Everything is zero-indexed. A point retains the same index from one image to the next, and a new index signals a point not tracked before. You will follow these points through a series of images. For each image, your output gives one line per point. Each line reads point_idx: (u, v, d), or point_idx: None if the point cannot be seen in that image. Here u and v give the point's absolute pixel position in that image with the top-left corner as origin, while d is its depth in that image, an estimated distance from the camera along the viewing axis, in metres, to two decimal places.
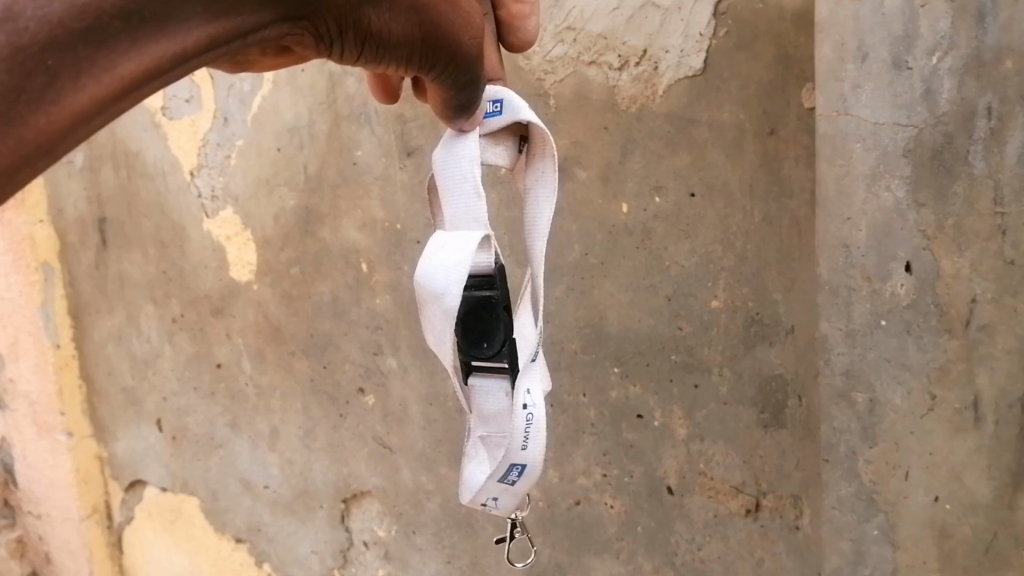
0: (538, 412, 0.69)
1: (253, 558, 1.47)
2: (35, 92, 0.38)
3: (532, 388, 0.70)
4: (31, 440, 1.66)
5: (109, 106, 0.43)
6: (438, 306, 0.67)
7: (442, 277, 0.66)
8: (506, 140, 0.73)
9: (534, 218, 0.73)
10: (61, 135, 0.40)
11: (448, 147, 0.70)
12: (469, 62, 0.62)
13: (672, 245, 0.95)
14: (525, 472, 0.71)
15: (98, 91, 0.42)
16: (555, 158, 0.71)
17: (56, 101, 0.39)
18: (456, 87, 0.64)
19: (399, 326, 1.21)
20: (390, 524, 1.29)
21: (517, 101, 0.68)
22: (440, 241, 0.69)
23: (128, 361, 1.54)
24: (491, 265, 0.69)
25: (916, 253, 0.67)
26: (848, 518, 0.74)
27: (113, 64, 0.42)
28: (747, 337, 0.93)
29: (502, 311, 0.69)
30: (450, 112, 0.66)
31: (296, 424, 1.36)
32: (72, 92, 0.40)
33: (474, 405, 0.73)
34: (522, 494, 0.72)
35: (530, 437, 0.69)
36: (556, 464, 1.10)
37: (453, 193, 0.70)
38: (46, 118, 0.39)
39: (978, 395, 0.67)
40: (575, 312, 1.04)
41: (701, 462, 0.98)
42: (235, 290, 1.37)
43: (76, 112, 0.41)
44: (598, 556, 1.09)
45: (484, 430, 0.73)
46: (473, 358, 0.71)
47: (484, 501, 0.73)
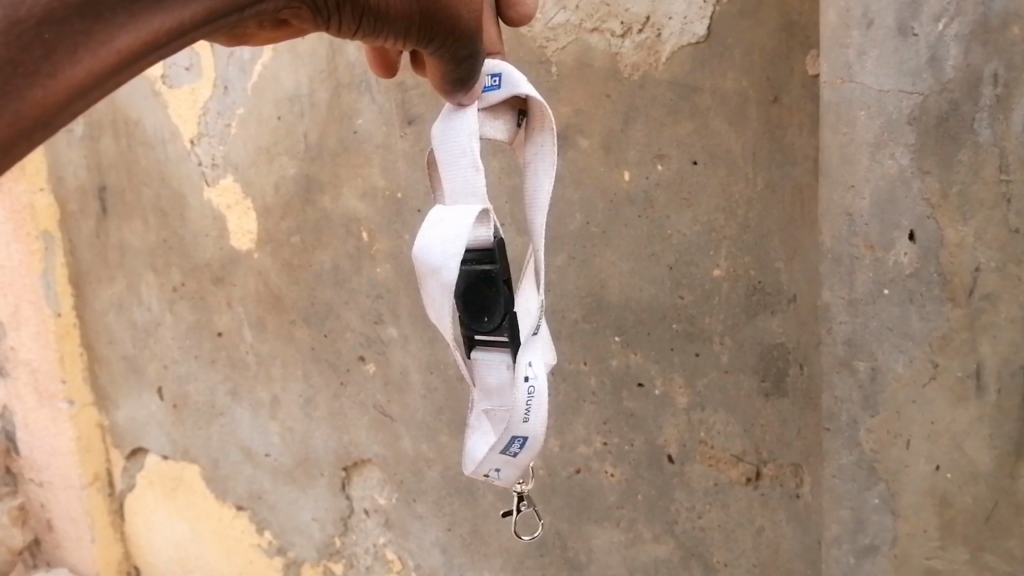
0: (540, 385, 0.69)
1: (254, 525, 1.48)
2: (33, 66, 0.38)
3: (534, 361, 0.70)
4: (33, 408, 1.66)
5: (105, 81, 0.42)
6: (436, 281, 0.67)
7: (440, 251, 0.66)
8: (505, 114, 0.73)
9: (534, 192, 0.73)
10: (58, 110, 0.39)
11: (447, 121, 0.69)
12: (468, 37, 0.60)
13: (674, 213, 0.95)
14: (528, 444, 0.70)
15: (94, 66, 0.41)
16: (554, 132, 0.71)
17: (53, 74, 0.39)
18: (455, 61, 0.62)
19: (399, 295, 1.20)
20: (391, 492, 1.30)
21: (517, 76, 0.68)
22: (438, 214, 0.69)
23: (128, 330, 1.54)
24: (490, 238, 0.69)
25: (920, 221, 0.67)
26: (849, 486, 0.74)
27: (110, 37, 0.42)
28: (749, 306, 0.92)
29: (502, 284, 0.69)
30: (448, 86, 0.65)
31: (296, 392, 1.36)
32: (70, 66, 0.40)
33: (477, 379, 0.73)
34: (525, 466, 0.72)
35: (532, 409, 0.69)
36: (557, 432, 1.10)
37: (451, 167, 0.70)
38: (43, 91, 0.38)
39: (981, 363, 0.67)
40: (576, 281, 1.03)
41: (701, 430, 0.99)
42: (235, 258, 1.37)
43: (74, 86, 0.40)
44: (598, 524, 1.09)
45: (488, 403, 0.72)
46: (475, 332, 0.71)
47: (486, 473, 0.72)
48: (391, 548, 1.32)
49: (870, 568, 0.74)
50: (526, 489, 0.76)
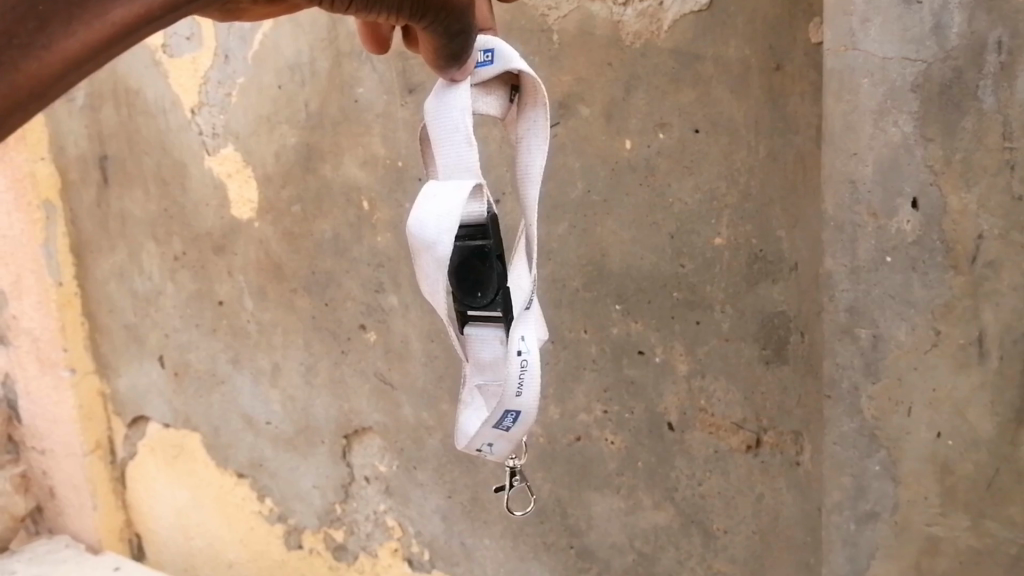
0: (533, 358, 0.69)
1: (255, 493, 1.49)
2: (27, 37, 0.36)
3: (527, 335, 0.70)
4: (34, 376, 1.66)
5: (103, 57, 0.39)
6: (431, 255, 0.67)
7: (434, 225, 0.67)
8: (498, 90, 0.73)
9: (526, 165, 0.73)
10: (53, 85, 0.37)
11: (440, 97, 0.70)
12: (460, 12, 0.59)
13: (675, 181, 0.95)
14: (521, 418, 0.71)
15: (90, 37, 0.38)
16: (547, 107, 0.71)
17: (47, 46, 0.36)
18: (448, 36, 0.61)
19: (400, 264, 1.20)
20: (391, 460, 1.31)
21: (508, 51, 0.68)
22: (432, 189, 0.69)
23: (129, 299, 1.54)
24: (483, 213, 0.70)
25: (922, 188, 0.67)
26: (849, 453, 0.75)
27: (104, 9, 0.39)
28: (750, 274, 0.92)
29: (495, 259, 0.69)
30: (441, 62, 0.64)
31: (297, 360, 1.36)
32: (64, 37, 0.37)
33: (471, 354, 0.74)
34: (518, 440, 0.73)
35: (526, 379, 0.69)
36: (557, 400, 1.11)
37: (445, 143, 0.70)
38: (37, 62, 0.36)
39: (983, 330, 0.67)
40: (578, 250, 1.03)
41: (701, 398, 0.99)
42: (236, 227, 1.37)
43: (70, 59, 0.37)
44: (598, 491, 1.10)
45: (481, 378, 0.73)
46: (467, 307, 0.71)
47: (479, 447, 0.74)
48: (392, 515, 1.33)
49: (871, 535, 0.75)
50: (519, 465, 0.77)
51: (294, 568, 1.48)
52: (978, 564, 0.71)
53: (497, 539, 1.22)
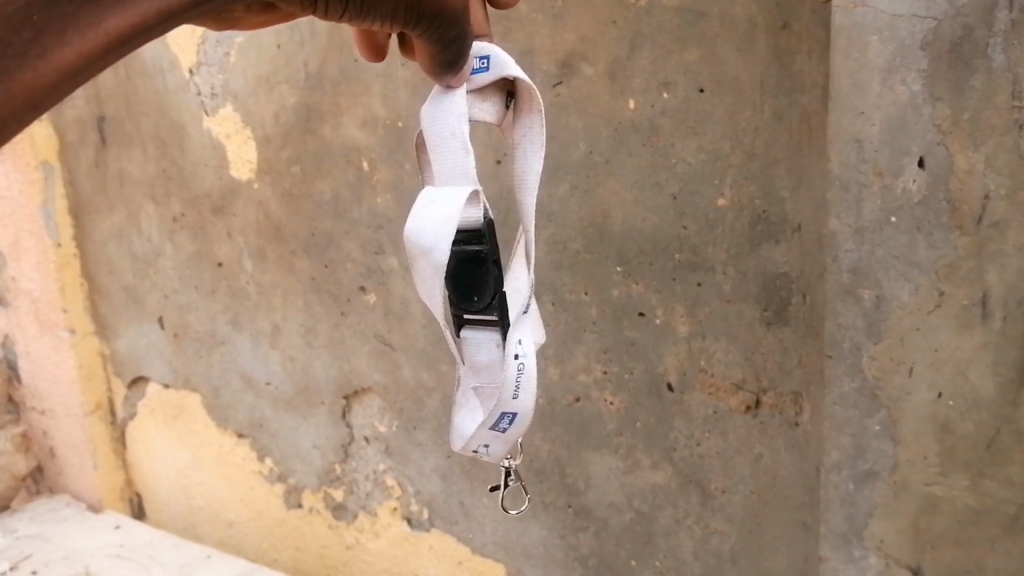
0: (530, 361, 0.70)
1: (255, 453, 1.50)
2: (20, 47, 0.33)
3: (523, 338, 0.71)
4: (33, 336, 1.66)
5: (101, 67, 0.36)
6: (428, 261, 0.67)
7: (432, 232, 0.67)
8: (493, 96, 0.72)
9: (523, 172, 0.73)
10: (48, 95, 0.34)
11: (436, 103, 0.68)
12: (455, 19, 0.57)
13: (679, 142, 0.94)
14: (517, 420, 0.72)
15: (87, 47, 0.35)
16: (542, 114, 0.71)
17: (41, 56, 0.34)
18: (442, 44, 0.59)
19: (399, 225, 1.20)
20: (391, 420, 1.31)
21: (505, 58, 0.67)
22: (429, 198, 0.69)
23: (128, 260, 1.54)
24: (479, 219, 0.70)
25: (929, 148, 0.67)
26: (850, 414, 0.75)
27: (99, 17, 0.36)
28: (753, 236, 0.92)
29: (492, 263, 0.69)
30: (437, 69, 0.63)
31: (297, 321, 1.36)
32: (58, 46, 0.34)
33: (466, 357, 0.73)
34: (514, 441, 0.73)
35: (522, 383, 0.70)
36: (557, 361, 1.11)
37: (440, 149, 0.69)
38: (30, 72, 0.33)
39: (988, 290, 0.67)
40: (579, 212, 1.03)
41: (702, 359, 0.99)
42: (235, 187, 1.36)
43: (66, 70, 0.35)
44: (596, 451, 1.11)
45: (476, 380, 0.73)
46: (463, 311, 0.72)
47: (475, 448, 0.74)
48: (391, 475, 1.34)
49: (870, 494, 0.75)
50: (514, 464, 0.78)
51: (294, 527, 1.49)
52: (976, 523, 0.72)
53: (496, 498, 1.23)
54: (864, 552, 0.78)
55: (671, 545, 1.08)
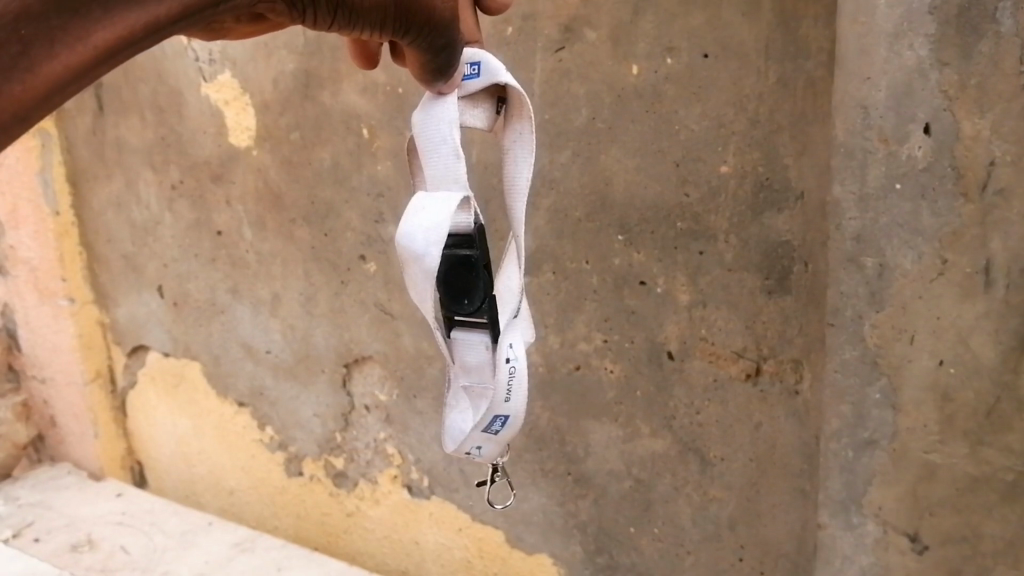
0: (520, 365, 0.74)
1: (255, 421, 1.50)
2: (10, 61, 0.37)
3: (514, 343, 0.75)
4: (32, 305, 1.66)
5: (85, 77, 0.41)
6: (419, 266, 0.68)
7: (422, 237, 0.68)
8: (484, 102, 0.75)
9: (513, 178, 0.76)
10: (37, 106, 0.38)
11: (427, 110, 0.71)
12: (445, 25, 0.62)
13: (682, 108, 0.93)
14: (509, 422, 0.75)
15: (72, 61, 0.40)
16: (532, 122, 0.73)
17: (29, 68, 0.38)
18: (432, 51, 0.63)
19: (400, 193, 1.19)
20: (391, 388, 1.31)
21: (495, 64, 0.70)
22: (421, 202, 0.70)
23: (128, 228, 1.54)
24: (470, 224, 0.72)
25: (936, 114, 0.66)
26: (850, 381, 0.75)
27: (87, 32, 0.40)
28: (756, 203, 0.92)
29: (482, 268, 0.73)
30: (428, 77, 0.66)
31: (297, 290, 1.36)
32: (48, 59, 0.39)
33: (456, 357, 0.76)
34: (504, 443, 0.76)
35: (514, 387, 0.74)
36: (557, 330, 1.11)
37: (433, 155, 0.71)
38: (21, 85, 0.37)
39: (991, 258, 0.67)
40: (580, 179, 1.03)
41: (702, 328, 0.99)
42: (235, 155, 1.35)
43: (53, 81, 0.39)
44: (596, 419, 1.11)
45: (467, 379, 0.76)
46: (454, 313, 0.74)
47: (467, 450, 0.77)
48: (391, 443, 1.35)
49: (869, 461, 0.76)
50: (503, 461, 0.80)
51: (295, 495, 1.50)
52: (975, 491, 0.72)
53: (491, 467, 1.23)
54: (862, 519, 0.78)
55: (670, 512, 1.09)
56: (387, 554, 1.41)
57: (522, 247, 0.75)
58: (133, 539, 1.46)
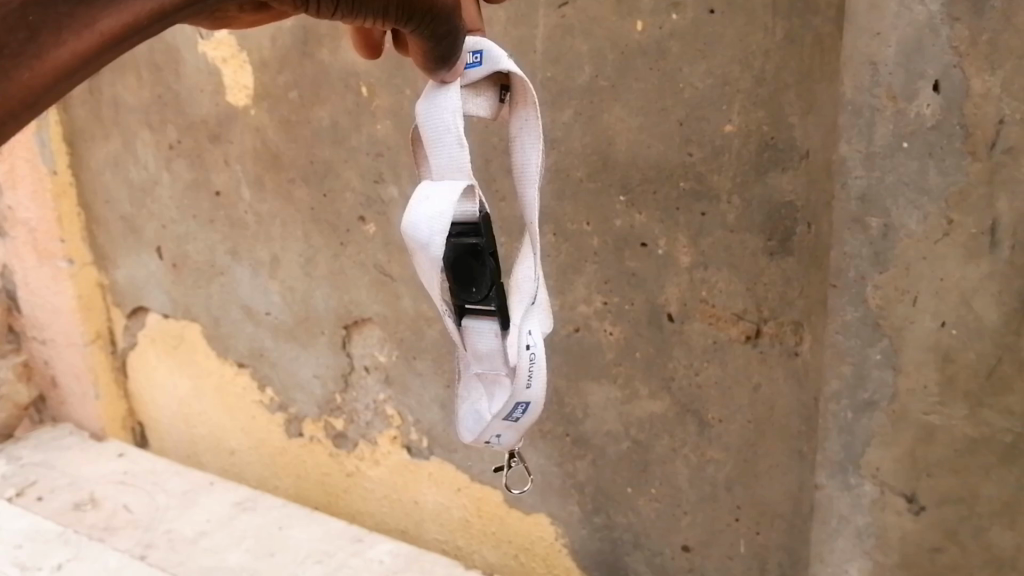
0: (540, 351, 0.77)
1: (255, 382, 1.50)
2: (16, 46, 0.37)
3: (532, 329, 0.78)
4: (32, 266, 1.65)
5: (93, 65, 0.41)
6: (425, 255, 0.71)
7: (427, 227, 0.70)
8: (487, 91, 0.77)
9: (522, 164, 0.78)
10: (45, 92, 0.38)
11: (431, 99, 0.72)
12: (446, 15, 0.62)
13: (687, 65, 0.92)
14: (530, 409, 0.78)
15: (80, 47, 0.40)
16: (537, 108, 0.75)
17: (38, 55, 0.38)
18: (435, 39, 0.64)
19: (399, 153, 1.18)
20: (391, 350, 1.31)
21: (497, 52, 0.72)
22: (425, 191, 0.72)
23: (126, 189, 1.53)
24: (475, 213, 0.74)
25: (945, 71, 0.65)
26: (852, 342, 0.75)
27: (93, 19, 0.40)
28: (760, 163, 0.91)
29: (489, 256, 0.74)
30: (430, 64, 0.67)
31: (296, 251, 1.36)
32: (56, 47, 0.38)
33: (469, 345, 0.78)
34: (525, 428, 0.79)
35: (534, 374, 0.76)
36: (557, 292, 1.11)
37: (438, 143, 0.73)
38: (29, 72, 0.37)
39: (997, 219, 0.66)
40: (583, 138, 1.02)
41: (703, 290, 0.99)
42: (233, 114, 1.34)
43: (60, 69, 0.39)
44: (595, 380, 1.11)
45: (479, 366, 0.79)
46: (465, 301, 0.76)
47: (489, 438, 0.81)
48: (391, 403, 1.35)
49: (868, 423, 0.76)
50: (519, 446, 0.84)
51: (295, 455, 1.51)
52: (973, 452, 0.72)
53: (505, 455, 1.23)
54: (859, 480, 0.78)
55: (668, 473, 1.09)
56: (387, 514, 1.42)
57: (537, 238, 0.77)
58: (136, 498, 1.47)
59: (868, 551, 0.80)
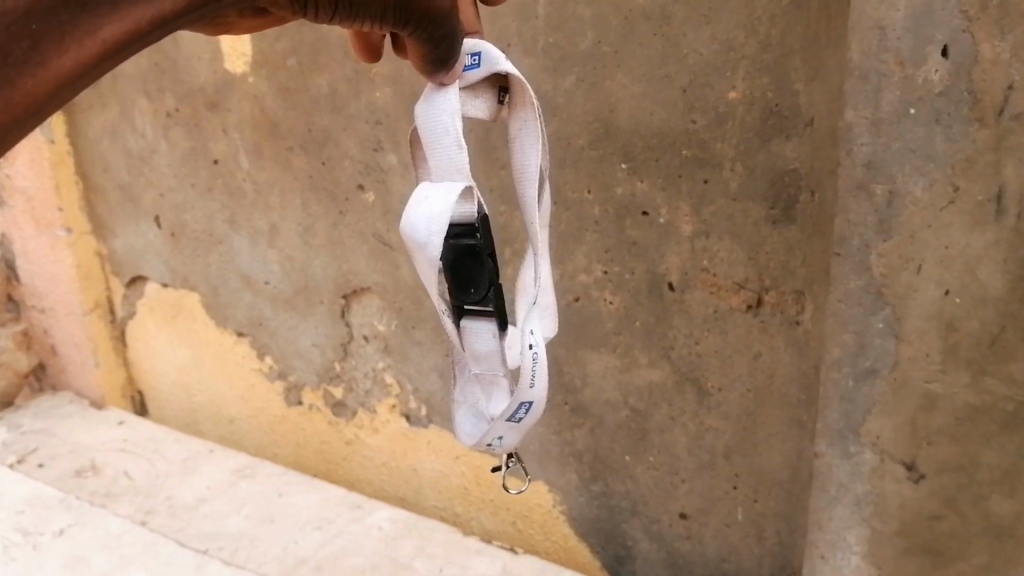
0: (542, 351, 0.76)
1: (255, 351, 1.50)
2: (21, 56, 0.37)
3: (535, 330, 0.78)
4: (30, 235, 1.64)
5: (93, 72, 0.40)
6: (424, 255, 0.72)
7: (426, 227, 0.71)
8: (486, 93, 0.77)
9: (522, 166, 0.78)
10: (47, 100, 0.38)
11: (429, 101, 0.73)
12: (446, 16, 0.61)
13: (691, 31, 0.91)
14: (532, 409, 0.77)
15: (82, 56, 0.39)
16: (536, 110, 0.75)
17: (41, 63, 0.38)
18: (434, 42, 0.63)
19: (399, 120, 1.18)
20: (390, 319, 1.31)
21: (495, 54, 0.72)
22: (424, 193, 0.73)
23: (124, 158, 1.52)
24: (474, 214, 0.75)
25: (954, 36, 0.65)
26: (854, 311, 0.75)
27: (96, 27, 0.40)
28: (764, 131, 0.90)
29: (486, 257, 0.75)
30: (429, 65, 0.66)
31: (295, 220, 1.35)
32: (58, 55, 0.38)
33: (467, 345, 0.80)
34: (528, 430, 0.79)
35: (538, 373, 0.76)
36: (557, 261, 1.10)
37: (436, 145, 0.74)
38: (31, 82, 0.37)
39: (1004, 186, 0.66)
40: (585, 106, 1.01)
41: (705, 259, 0.99)
42: (231, 82, 1.33)
43: (61, 76, 0.38)
44: (595, 349, 1.11)
45: (479, 367, 0.80)
46: (464, 302, 0.78)
47: (490, 440, 0.80)
48: (390, 372, 1.35)
49: (868, 391, 0.76)
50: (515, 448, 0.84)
51: (294, 424, 1.51)
52: (974, 420, 0.72)
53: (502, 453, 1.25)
54: (859, 448, 0.78)
55: (666, 441, 1.10)
56: (386, 481, 1.43)
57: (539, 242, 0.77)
58: (137, 465, 1.47)
59: (867, 518, 0.80)
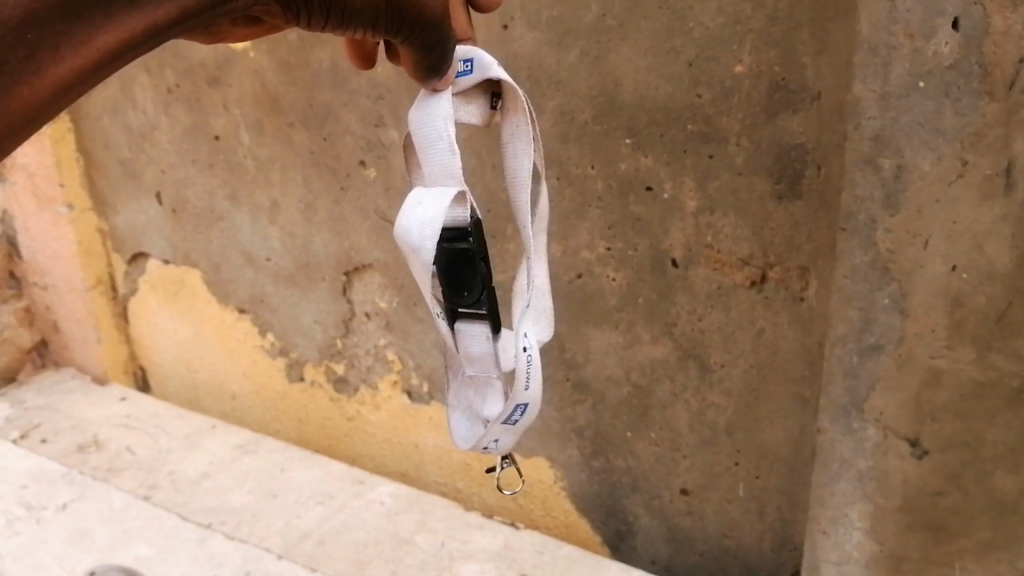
0: (535, 353, 0.78)
1: (256, 328, 1.50)
2: (17, 64, 0.44)
3: (528, 333, 0.79)
4: (32, 212, 1.63)
5: (89, 75, 0.48)
6: (417, 260, 0.72)
7: (418, 232, 0.72)
8: (478, 99, 0.77)
9: (515, 170, 0.77)
10: (43, 105, 0.46)
11: (423, 107, 0.74)
12: (435, 23, 0.66)
13: (697, 5, 0.91)
14: (528, 411, 0.78)
15: (77, 63, 0.47)
16: (528, 114, 0.75)
17: (37, 72, 0.45)
18: (425, 48, 0.67)
19: (400, 96, 1.17)
20: (392, 296, 1.31)
21: (486, 60, 0.72)
22: (418, 197, 0.74)
23: (125, 134, 1.51)
24: (467, 218, 0.75)
25: (965, 9, 0.64)
26: (859, 287, 0.74)
27: (91, 36, 0.48)
28: (770, 105, 0.90)
29: (479, 261, 0.75)
30: (421, 72, 0.70)
31: (296, 196, 1.34)
32: (54, 64, 0.46)
33: (461, 348, 0.80)
34: (522, 431, 0.79)
35: (532, 374, 0.77)
36: (559, 238, 1.09)
37: (429, 150, 0.74)
38: (30, 88, 0.45)
39: (1013, 159, 0.65)
40: (588, 80, 1.00)
41: (709, 235, 0.98)
42: (231, 57, 1.32)
43: (58, 82, 0.46)
44: (597, 326, 1.11)
45: (472, 369, 0.80)
46: (457, 305, 0.78)
47: (485, 444, 0.80)
48: (392, 348, 1.35)
49: (872, 366, 0.75)
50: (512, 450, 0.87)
51: (295, 400, 1.51)
52: (979, 396, 0.72)
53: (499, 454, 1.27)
54: (863, 424, 0.78)
55: (667, 417, 1.10)
56: (387, 457, 1.43)
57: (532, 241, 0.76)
58: (139, 440, 1.47)
59: (869, 495, 0.80)
